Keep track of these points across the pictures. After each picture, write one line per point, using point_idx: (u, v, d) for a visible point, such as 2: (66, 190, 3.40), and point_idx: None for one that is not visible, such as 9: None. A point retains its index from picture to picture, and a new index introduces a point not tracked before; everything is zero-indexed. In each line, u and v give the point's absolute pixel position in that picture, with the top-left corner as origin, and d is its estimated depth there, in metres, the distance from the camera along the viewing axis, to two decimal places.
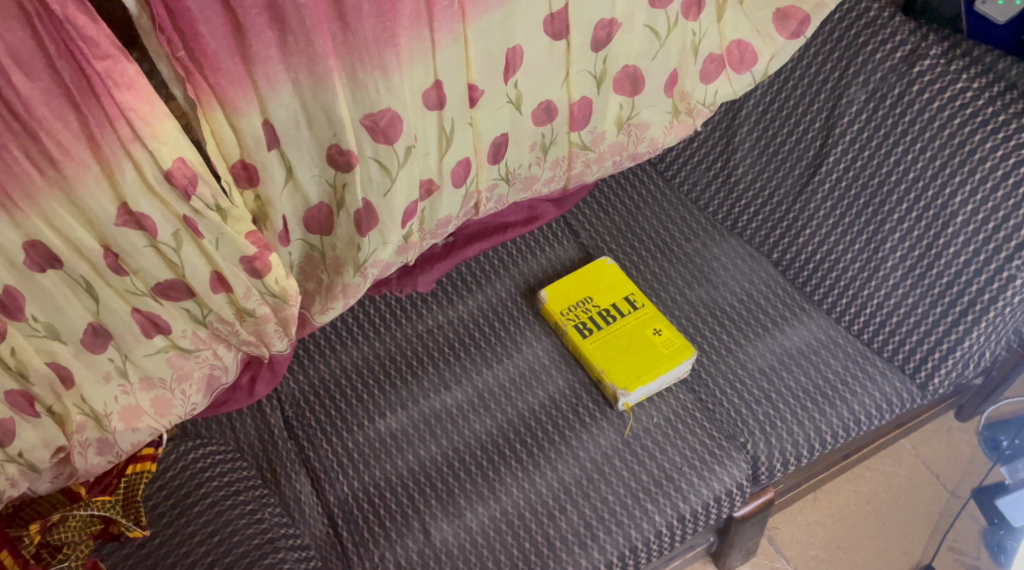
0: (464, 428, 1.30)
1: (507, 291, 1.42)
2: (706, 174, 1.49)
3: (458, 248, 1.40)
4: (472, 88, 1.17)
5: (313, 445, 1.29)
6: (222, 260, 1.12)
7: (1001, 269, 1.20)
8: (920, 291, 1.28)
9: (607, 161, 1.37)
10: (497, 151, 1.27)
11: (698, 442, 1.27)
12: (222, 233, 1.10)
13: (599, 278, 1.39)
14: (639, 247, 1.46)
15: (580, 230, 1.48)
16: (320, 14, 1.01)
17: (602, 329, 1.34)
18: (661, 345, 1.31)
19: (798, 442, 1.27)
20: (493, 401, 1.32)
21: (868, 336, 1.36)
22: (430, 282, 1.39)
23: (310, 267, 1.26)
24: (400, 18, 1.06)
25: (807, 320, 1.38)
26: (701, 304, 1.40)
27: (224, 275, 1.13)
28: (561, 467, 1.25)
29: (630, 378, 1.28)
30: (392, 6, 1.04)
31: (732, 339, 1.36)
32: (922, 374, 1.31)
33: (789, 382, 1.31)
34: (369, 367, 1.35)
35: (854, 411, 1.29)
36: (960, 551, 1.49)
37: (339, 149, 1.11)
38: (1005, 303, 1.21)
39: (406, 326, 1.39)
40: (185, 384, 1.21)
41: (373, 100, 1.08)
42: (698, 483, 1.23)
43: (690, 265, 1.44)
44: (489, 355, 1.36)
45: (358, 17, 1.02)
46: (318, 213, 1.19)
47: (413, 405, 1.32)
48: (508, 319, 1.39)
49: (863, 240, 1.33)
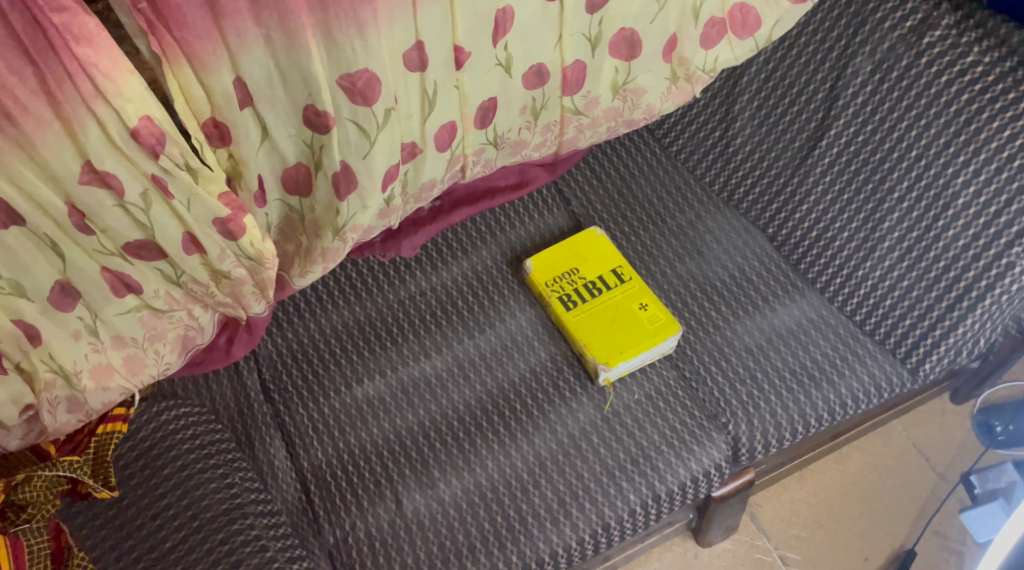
0: (442, 398, 1.28)
1: (493, 258, 1.39)
2: (703, 144, 1.43)
3: (444, 213, 1.36)
4: (457, 49, 1.12)
5: (289, 409, 1.27)
6: (195, 220, 1.11)
7: (1000, 255, 1.16)
8: (917, 274, 1.24)
9: (601, 126, 1.34)
10: (484, 115, 1.23)
11: (678, 421, 1.24)
12: (194, 195, 1.08)
13: (587, 249, 1.35)
14: (630, 217, 1.42)
15: (572, 198, 1.44)
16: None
17: (587, 302, 1.31)
18: (646, 321, 1.28)
19: (782, 425, 1.24)
20: (473, 371, 1.30)
21: (861, 318, 1.31)
22: (414, 247, 1.36)
23: (289, 229, 1.26)
24: None
25: (798, 300, 1.34)
26: (690, 278, 1.36)
27: (197, 237, 1.13)
28: (537, 441, 1.23)
29: (612, 353, 1.25)
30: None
31: (721, 316, 1.33)
32: (914, 359, 1.27)
33: (776, 362, 1.28)
34: (348, 332, 1.33)
35: (841, 395, 1.26)
36: (944, 536, 1.46)
37: (315, 110, 1.08)
38: (1003, 290, 1.17)
39: (388, 291, 1.36)
40: (159, 344, 1.20)
41: (350, 60, 1.04)
42: (675, 462, 1.20)
43: (683, 238, 1.40)
44: (471, 324, 1.33)
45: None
46: (296, 172, 1.17)
47: (391, 371, 1.30)
48: (492, 287, 1.36)
49: (862, 218, 1.28)
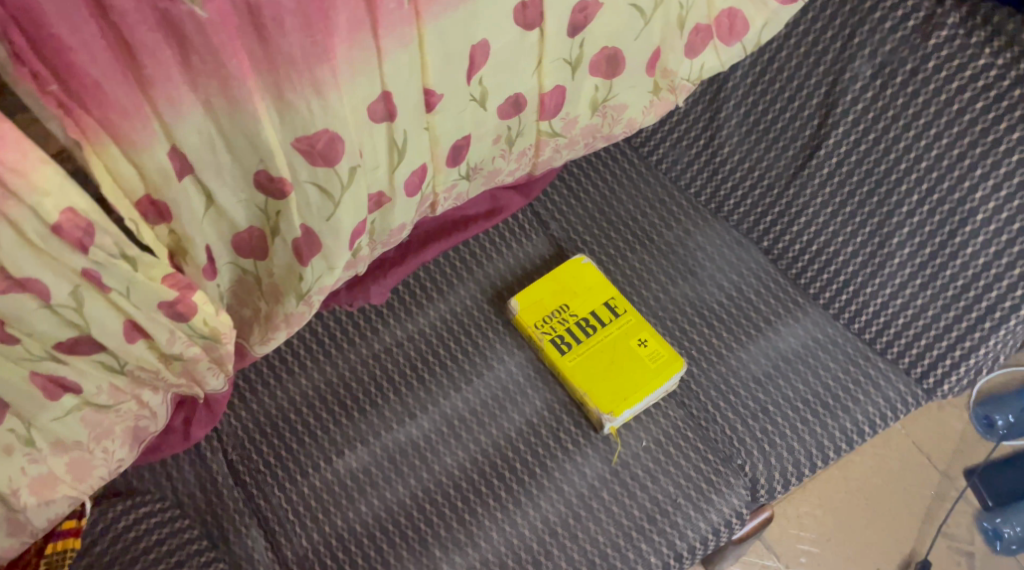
0: (433, 463, 1.16)
1: (471, 297, 1.26)
2: (687, 153, 1.31)
3: (413, 251, 1.23)
4: (428, 92, 1.01)
5: (264, 492, 1.15)
6: (138, 307, 0.96)
7: None
8: (931, 292, 1.17)
9: (579, 144, 1.22)
10: (457, 153, 1.11)
11: (692, 468, 1.15)
12: (134, 282, 0.93)
13: (574, 281, 1.23)
14: (615, 238, 1.30)
15: (550, 220, 1.31)
16: (230, 29, 0.84)
17: (582, 343, 1.20)
18: (647, 359, 1.18)
19: (799, 460, 1.17)
20: (464, 429, 1.18)
21: (870, 337, 1.24)
22: (384, 292, 1.23)
23: (243, 292, 1.11)
24: (336, 28, 0.89)
25: (802, 318, 1.25)
26: (686, 302, 1.26)
27: (140, 323, 0.97)
28: (543, 504, 1.14)
29: (615, 400, 1.15)
30: (322, 14, 0.87)
31: (723, 343, 1.24)
32: (930, 380, 1.20)
33: (787, 392, 1.20)
34: (320, 397, 1.19)
35: (857, 421, 1.19)
36: (954, 538, 1.43)
37: (268, 176, 0.95)
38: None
39: (361, 345, 1.22)
40: (107, 441, 1.05)
41: (306, 121, 0.92)
42: (694, 517, 1.13)
43: (673, 257, 1.29)
44: (456, 375, 1.21)
45: (280, 31, 0.85)
46: (249, 236, 1.03)
47: (374, 439, 1.17)
48: (475, 331, 1.24)
49: (867, 233, 1.20)
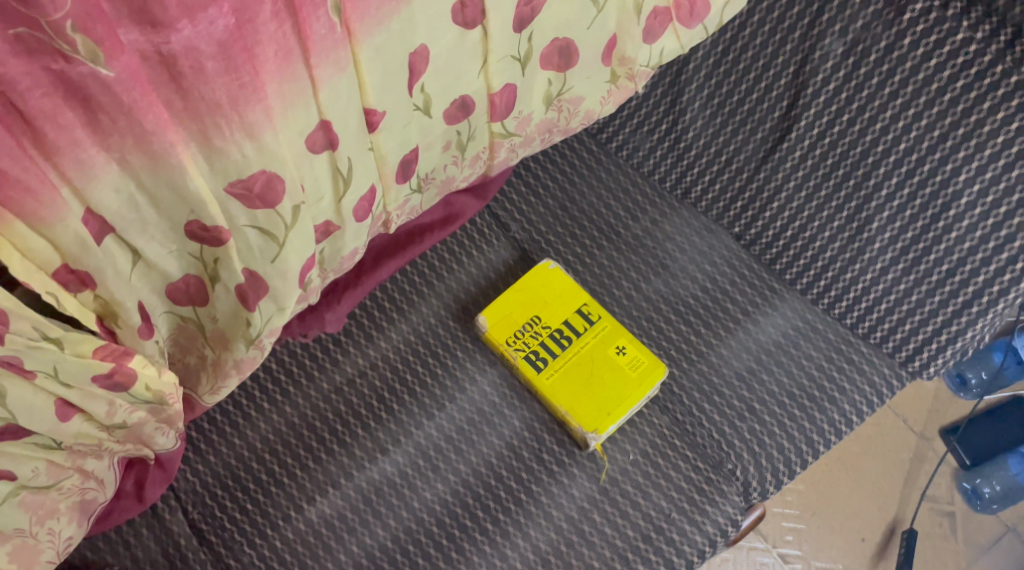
0: (412, 500, 1.10)
1: (435, 314, 1.18)
2: (649, 138, 1.24)
3: (368, 271, 1.14)
4: (369, 112, 0.90)
5: (232, 550, 1.07)
6: (67, 383, 0.86)
7: (1013, 258, 1.04)
8: (915, 276, 1.12)
9: (534, 140, 1.13)
10: (407, 169, 1.01)
11: (683, 479, 1.11)
12: (60, 360, 0.84)
13: (543, 289, 1.16)
14: (579, 235, 1.23)
15: (510, 221, 1.23)
16: (142, 82, 0.73)
17: (558, 357, 1.13)
18: (627, 368, 1.12)
19: (789, 457, 1.14)
20: (442, 460, 1.11)
21: (851, 321, 1.20)
22: (340, 319, 1.14)
23: (185, 340, 0.99)
24: (262, 63, 0.78)
25: (780, 306, 1.21)
26: (660, 299, 1.20)
27: (72, 400, 0.88)
28: (533, 532, 1.08)
29: (598, 417, 1.10)
30: (247, 52, 0.76)
31: (702, 340, 1.18)
32: (916, 363, 1.17)
33: (771, 386, 1.16)
34: (283, 441, 1.11)
35: (844, 411, 1.16)
36: (935, 500, 1.43)
37: (201, 226, 0.84)
38: (1018, 294, 1.06)
39: (321, 380, 1.14)
40: (52, 521, 0.94)
41: (239, 166, 0.81)
42: (689, 530, 1.09)
43: (642, 251, 1.23)
44: (427, 402, 1.14)
45: (200, 78, 0.74)
46: (185, 284, 0.91)
47: (347, 480, 1.10)
48: (442, 351, 1.16)
49: (845, 217, 1.14)
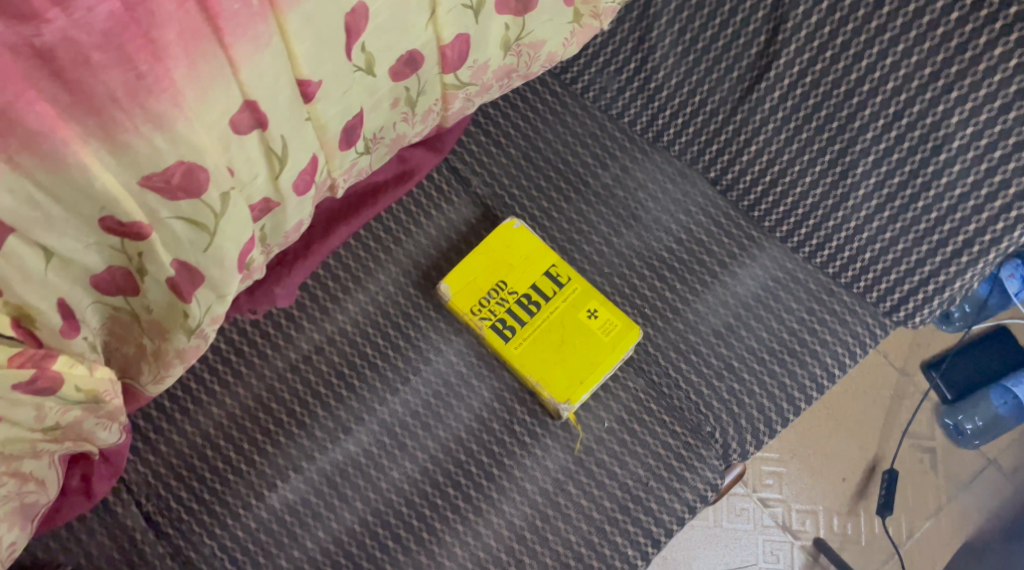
0: (379, 480, 1.04)
1: (394, 281, 1.11)
2: (617, 79, 1.14)
3: (318, 239, 1.06)
4: (303, 83, 0.79)
5: (192, 542, 1.01)
6: None
7: (1009, 206, 0.97)
8: (902, 223, 1.05)
9: (492, 88, 1.03)
10: (352, 134, 0.91)
11: (661, 445, 1.07)
12: None
13: (507, 251, 1.08)
14: (545, 188, 1.15)
15: (470, 175, 1.15)
16: (17, 79, 0.65)
17: (526, 324, 1.06)
18: (599, 332, 1.06)
19: (770, 416, 1.09)
20: (408, 437, 1.06)
21: (834, 270, 1.13)
22: (291, 293, 1.06)
23: (121, 330, 0.91)
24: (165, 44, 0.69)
25: (759, 256, 1.13)
26: (632, 253, 1.13)
27: None
28: (506, 508, 1.04)
29: (571, 386, 1.04)
30: (142, 35, 0.68)
31: (677, 296, 1.12)
32: (901, 313, 1.11)
33: (750, 342, 1.11)
34: (239, 425, 1.05)
35: (827, 365, 1.10)
36: (916, 436, 1.40)
37: (117, 221, 0.75)
38: (1011, 243, 0.99)
39: (275, 358, 1.07)
40: None
41: (153, 157, 0.72)
42: (668, 498, 1.05)
43: (612, 202, 1.15)
44: (390, 375, 1.08)
45: (89, 70, 0.67)
46: (111, 276, 0.82)
47: (309, 463, 1.05)
48: (403, 321, 1.09)
49: (827, 161, 1.06)
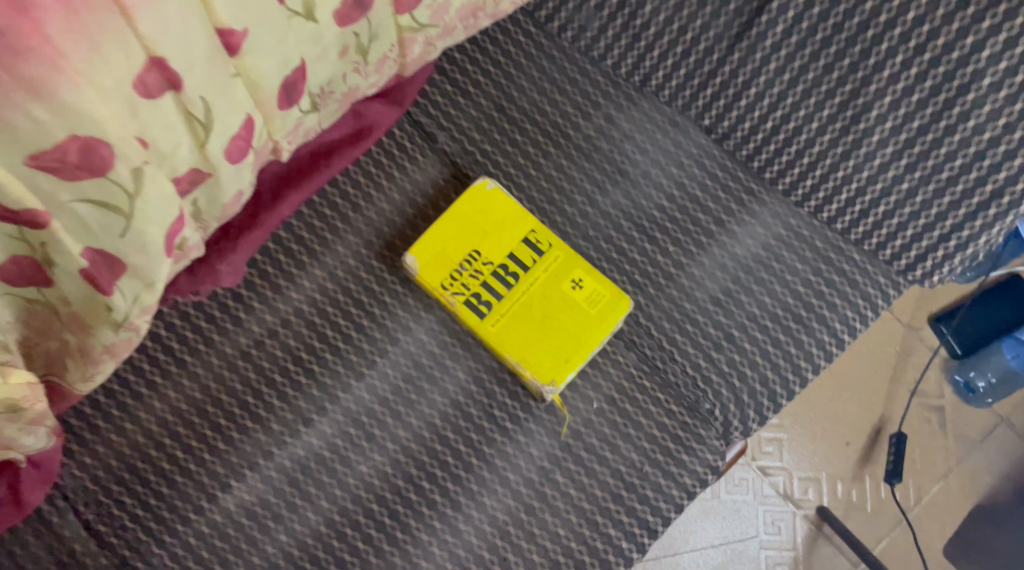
0: (345, 476, 0.94)
1: (354, 253, 0.99)
2: (598, 16, 1.02)
3: (266, 209, 0.93)
4: (224, 33, 0.69)
5: (139, 552, 0.91)
6: None
7: None
8: (920, 172, 0.95)
9: (456, 31, 0.91)
10: (292, 91, 0.79)
11: (656, 426, 0.97)
12: None
13: (480, 216, 0.96)
14: (520, 142, 1.03)
15: (436, 130, 1.02)
16: None
17: (504, 298, 0.95)
18: (585, 304, 0.95)
19: (775, 390, 0.98)
20: (376, 427, 0.95)
21: (842, 226, 1.01)
22: (237, 271, 0.94)
23: (39, 325, 0.77)
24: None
25: (760, 213, 1.01)
26: (618, 213, 1.02)
27: None
28: (488, 501, 0.94)
29: (555, 366, 0.94)
30: None
31: (670, 260, 1.01)
32: (919, 273, 0.99)
33: (752, 308, 1.00)
34: (187, 420, 0.94)
35: (835, 331, 0.99)
36: (924, 395, 1.31)
37: (8, 209, 0.64)
38: None
39: (223, 343, 0.96)
40: None
41: (39, 131, 0.61)
42: (665, 484, 0.96)
43: (596, 156, 1.03)
44: (354, 359, 0.97)
45: None
46: (15, 267, 0.70)
47: (266, 460, 0.94)
48: (366, 298, 0.98)
49: (837, 104, 0.97)
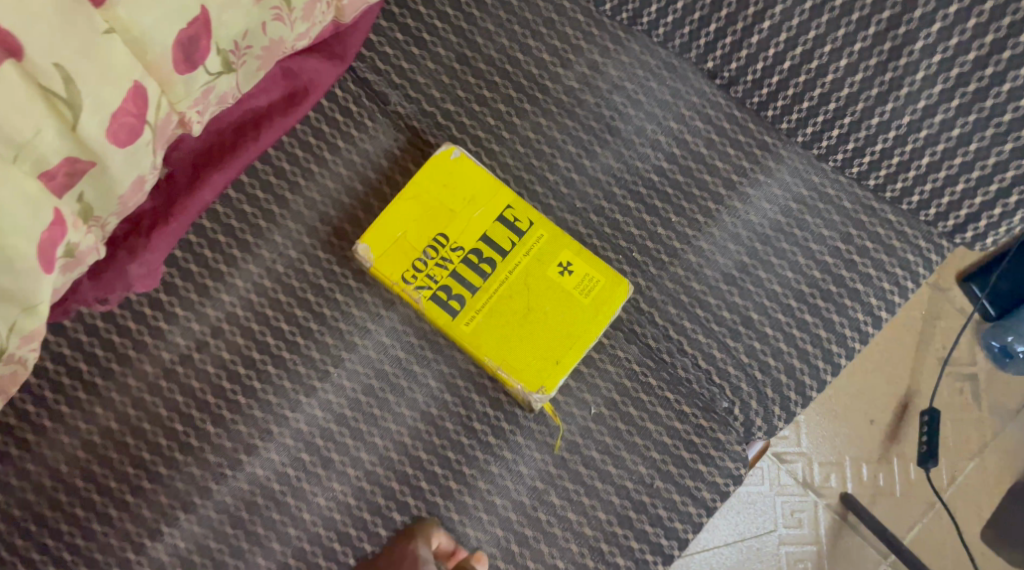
0: (299, 511, 0.79)
1: (296, 243, 0.82)
2: None
3: (183, 194, 0.76)
4: None
5: None
6: None
7: None
8: (975, 112, 0.77)
9: None
10: (192, 47, 0.62)
11: (666, 432, 0.82)
12: None
13: (445, 192, 0.80)
14: (489, 99, 0.86)
15: (388, 88, 0.85)
16: None
17: (478, 291, 0.79)
18: (577, 292, 0.80)
19: (803, 381, 0.83)
20: (334, 450, 0.80)
21: (875, 182, 0.84)
22: (153, 273, 0.77)
23: None
24: None
25: (777, 170, 0.85)
26: (610, 179, 0.86)
27: None
28: (472, 532, 0.79)
29: (545, 369, 0.78)
30: None
31: (674, 233, 0.85)
32: (967, 237, 0.82)
33: (773, 285, 0.84)
34: (104, 456, 0.78)
35: (871, 308, 0.83)
36: (954, 363, 1.16)
37: None
38: None
39: (143, 360, 0.80)
40: None
41: None
42: (680, 500, 0.81)
43: (579, 112, 0.86)
44: (302, 371, 0.81)
45: None
46: None
47: (203, 498, 0.78)
48: (313, 297, 0.82)
49: (874, 29, 0.77)
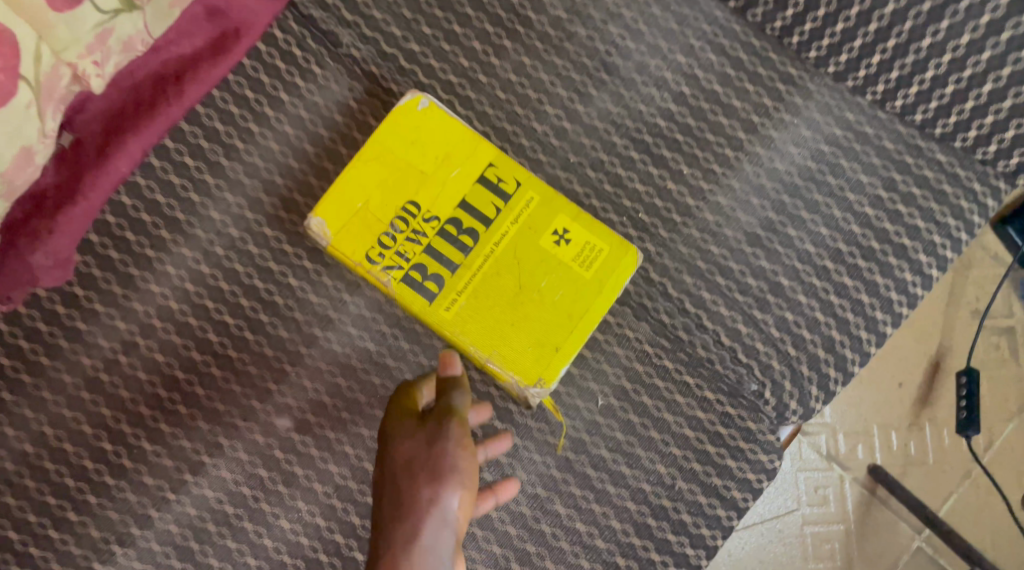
0: (258, 538, 0.67)
1: (236, 220, 0.68)
2: None
3: (94, 163, 0.61)
4: None
5: None
6: None
7: None
8: None
9: None
10: None
11: (686, 422, 0.70)
12: None
13: (413, 152, 0.66)
14: (460, 36, 0.71)
15: (337, 27, 0.70)
16: None
17: (458, 269, 0.66)
18: (577, 265, 0.67)
19: (844, 356, 0.70)
20: (295, 464, 0.67)
21: (921, 118, 0.71)
22: (60, 263, 0.63)
23: None
24: None
25: (805, 108, 0.72)
26: (608, 127, 0.72)
27: None
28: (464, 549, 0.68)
29: (543, 358, 0.65)
30: None
31: (686, 188, 0.72)
32: None
33: (806, 245, 0.71)
34: (22, 486, 0.66)
35: (921, 266, 0.71)
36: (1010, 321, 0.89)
37: None
38: None
39: (61, 370, 0.67)
40: None
41: None
42: (704, 500, 0.70)
43: (569, 48, 0.72)
44: (252, 372, 0.68)
45: None
46: None
47: (142, 528, 0.66)
48: (260, 283, 0.68)
49: None
